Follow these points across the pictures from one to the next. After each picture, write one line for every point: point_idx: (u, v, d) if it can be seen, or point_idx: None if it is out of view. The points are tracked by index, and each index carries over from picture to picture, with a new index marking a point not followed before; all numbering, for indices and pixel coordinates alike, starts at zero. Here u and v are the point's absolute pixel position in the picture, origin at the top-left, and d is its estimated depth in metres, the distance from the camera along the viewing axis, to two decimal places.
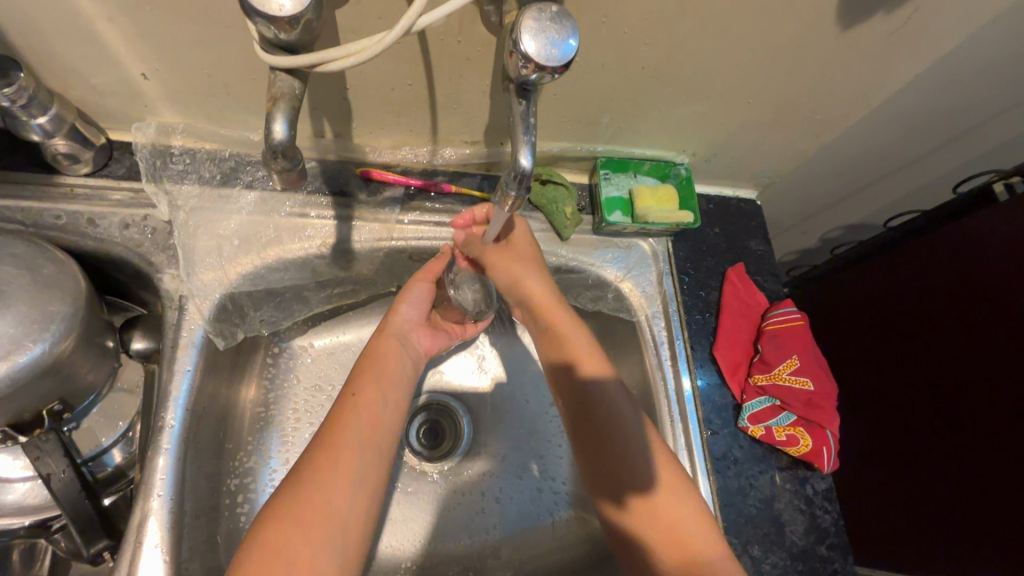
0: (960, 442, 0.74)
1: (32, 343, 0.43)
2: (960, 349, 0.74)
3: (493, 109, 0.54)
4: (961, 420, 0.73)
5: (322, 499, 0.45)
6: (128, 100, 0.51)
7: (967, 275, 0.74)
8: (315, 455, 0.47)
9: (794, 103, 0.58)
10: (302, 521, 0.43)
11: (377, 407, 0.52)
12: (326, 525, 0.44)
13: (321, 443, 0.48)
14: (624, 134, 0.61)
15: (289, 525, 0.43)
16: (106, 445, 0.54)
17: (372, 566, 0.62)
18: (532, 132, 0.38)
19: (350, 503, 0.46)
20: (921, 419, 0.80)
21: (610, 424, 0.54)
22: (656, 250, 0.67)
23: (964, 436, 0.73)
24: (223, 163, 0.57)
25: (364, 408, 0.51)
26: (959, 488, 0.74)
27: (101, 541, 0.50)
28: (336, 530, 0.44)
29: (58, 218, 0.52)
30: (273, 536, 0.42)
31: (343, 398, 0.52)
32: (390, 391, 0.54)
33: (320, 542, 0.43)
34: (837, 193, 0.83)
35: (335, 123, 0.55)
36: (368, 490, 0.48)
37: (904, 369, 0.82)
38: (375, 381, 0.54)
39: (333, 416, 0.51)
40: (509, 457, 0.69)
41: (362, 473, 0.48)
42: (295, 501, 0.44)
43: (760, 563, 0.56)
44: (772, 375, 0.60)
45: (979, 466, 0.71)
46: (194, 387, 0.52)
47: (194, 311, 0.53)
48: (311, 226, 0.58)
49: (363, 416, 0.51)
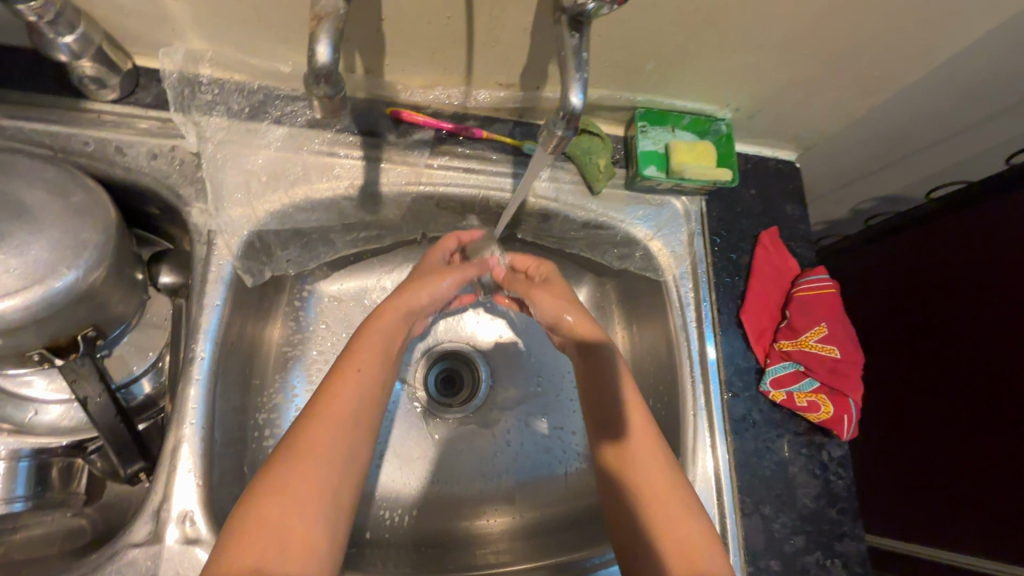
0: (987, 431, 0.73)
1: (66, 268, 0.44)
2: (993, 338, 0.72)
3: (534, 47, 0.51)
4: (985, 411, 0.73)
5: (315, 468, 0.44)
6: (155, 22, 0.48)
7: (1006, 260, 0.70)
8: (310, 421, 0.46)
9: (851, 58, 0.54)
10: (294, 488, 0.43)
11: (375, 382, 0.50)
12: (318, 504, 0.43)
13: (317, 409, 0.47)
14: (667, 83, 0.58)
15: (283, 495, 0.42)
16: (136, 374, 0.56)
17: (372, 500, 0.63)
18: (585, 68, 0.36)
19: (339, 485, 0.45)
20: (946, 402, 0.79)
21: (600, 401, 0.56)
22: (689, 210, 0.65)
23: (986, 423, 0.73)
24: (252, 96, 0.55)
25: (365, 382, 0.49)
26: (975, 473, 0.74)
27: (136, 462, 0.52)
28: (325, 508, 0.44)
29: (87, 145, 0.51)
30: (274, 505, 0.42)
31: (344, 364, 0.50)
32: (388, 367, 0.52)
33: (307, 508, 0.43)
34: (880, 160, 0.79)
35: (368, 58, 0.52)
36: (356, 464, 0.47)
37: (935, 354, 0.80)
38: (377, 354, 0.51)
39: (329, 389, 0.48)
40: (516, 412, 0.70)
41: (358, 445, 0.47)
42: (296, 468, 0.43)
43: (770, 522, 0.57)
44: (798, 341, 0.59)
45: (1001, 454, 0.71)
46: (223, 321, 0.52)
47: (223, 246, 0.53)
48: (339, 164, 0.56)
49: (364, 390, 0.49)
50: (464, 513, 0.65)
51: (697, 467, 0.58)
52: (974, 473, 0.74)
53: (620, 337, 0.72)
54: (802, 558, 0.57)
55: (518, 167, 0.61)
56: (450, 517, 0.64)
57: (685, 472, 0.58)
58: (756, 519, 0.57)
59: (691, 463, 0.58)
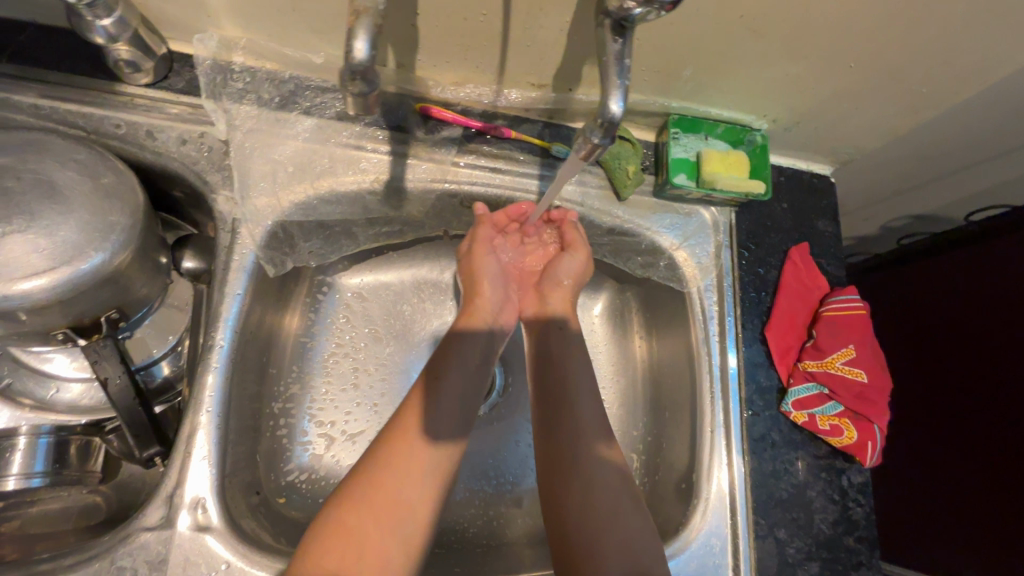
0: (992, 472, 0.71)
1: (92, 251, 0.44)
2: (1009, 374, 0.70)
3: (570, 48, 0.50)
4: (987, 454, 0.72)
5: (390, 488, 0.45)
6: (190, 8, 0.48)
7: (995, 301, 0.73)
8: (387, 444, 0.48)
9: (903, 71, 0.52)
10: (372, 507, 0.44)
11: (453, 404, 0.51)
12: (395, 514, 0.44)
13: (396, 431, 0.48)
14: (704, 90, 0.56)
15: (365, 512, 0.43)
16: (156, 357, 0.56)
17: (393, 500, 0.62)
18: (626, 75, 0.35)
19: (417, 503, 0.45)
20: (959, 436, 0.76)
21: (575, 436, 0.53)
22: (718, 221, 0.64)
23: (998, 456, 0.70)
24: (283, 85, 0.55)
25: (449, 395, 0.51)
26: (991, 515, 0.71)
27: (153, 447, 0.51)
28: (404, 521, 0.44)
29: (119, 127, 0.51)
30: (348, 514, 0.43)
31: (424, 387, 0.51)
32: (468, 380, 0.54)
33: (385, 530, 0.43)
34: (920, 180, 0.76)
35: (401, 52, 0.52)
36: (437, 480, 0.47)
37: (936, 399, 0.79)
38: (459, 368, 0.54)
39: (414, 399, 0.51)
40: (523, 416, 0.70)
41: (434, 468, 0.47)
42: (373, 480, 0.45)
43: (785, 546, 0.56)
44: (824, 363, 0.58)
45: (1010, 494, 0.69)
46: (243, 310, 0.52)
47: (246, 235, 0.53)
48: (366, 158, 0.56)
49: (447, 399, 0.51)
50: (472, 514, 0.64)
51: (712, 484, 0.56)
52: (988, 512, 0.71)
53: (637, 345, 0.70)
54: None
55: (545, 169, 0.60)
56: (460, 518, 0.63)
57: (699, 488, 0.56)
58: (770, 542, 0.56)
59: (704, 481, 0.56)
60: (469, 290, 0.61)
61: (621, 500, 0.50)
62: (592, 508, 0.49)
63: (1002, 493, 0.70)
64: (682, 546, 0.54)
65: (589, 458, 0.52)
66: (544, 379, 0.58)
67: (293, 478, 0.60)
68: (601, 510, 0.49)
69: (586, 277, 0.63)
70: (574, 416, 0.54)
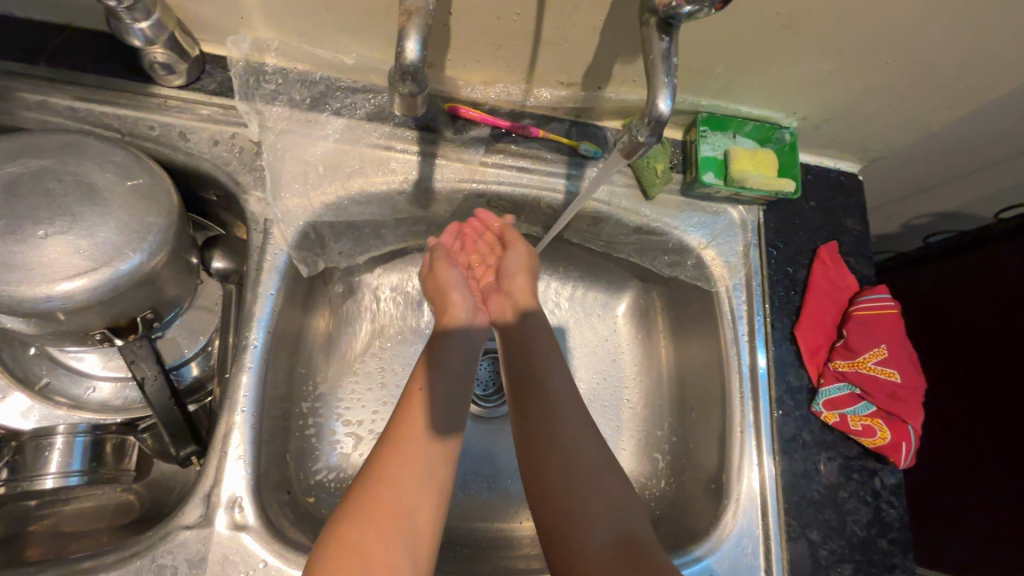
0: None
1: (131, 252, 0.45)
2: None
3: (603, 47, 0.49)
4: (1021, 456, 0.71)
5: (385, 498, 0.44)
6: (226, 10, 0.48)
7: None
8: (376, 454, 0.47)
9: (940, 67, 0.51)
10: (367, 520, 0.43)
11: (436, 410, 0.51)
12: (395, 521, 0.43)
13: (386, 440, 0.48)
14: (736, 88, 0.56)
15: (362, 521, 0.43)
16: (187, 357, 0.57)
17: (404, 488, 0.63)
18: (673, 73, 0.35)
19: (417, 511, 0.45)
20: (990, 437, 0.75)
21: (564, 432, 0.51)
22: (746, 219, 0.64)
23: None
24: (313, 86, 0.55)
25: (434, 403, 0.51)
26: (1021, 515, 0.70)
27: (189, 446, 0.52)
28: (405, 531, 0.43)
29: (152, 129, 0.52)
30: (347, 524, 0.43)
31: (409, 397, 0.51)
32: (453, 387, 0.53)
33: (387, 543, 0.42)
34: (950, 178, 0.75)
35: (432, 52, 0.52)
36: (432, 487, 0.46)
37: (967, 401, 0.78)
38: (440, 377, 0.53)
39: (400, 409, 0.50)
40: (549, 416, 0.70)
41: (428, 475, 0.47)
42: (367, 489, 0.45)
43: (817, 548, 0.55)
44: (855, 363, 0.57)
45: None
46: (276, 310, 0.52)
47: (279, 236, 0.53)
48: (395, 159, 0.56)
49: (435, 405, 0.51)
50: (499, 513, 0.64)
51: (743, 485, 0.56)
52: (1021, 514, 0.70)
53: (662, 344, 0.70)
54: None
55: (572, 168, 0.59)
56: (489, 517, 0.64)
57: (730, 489, 0.56)
58: (802, 544, 0.55)
59: (735, 481, 0.56)
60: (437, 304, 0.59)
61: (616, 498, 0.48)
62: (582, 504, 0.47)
63: None
64: (714, 547, 0.54)
65: (578, 456, 0.50)
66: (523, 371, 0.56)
67: (321, 477, 0.61)
68: (599, 505, 0.47)
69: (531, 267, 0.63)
70: (549, 410, 0.53)
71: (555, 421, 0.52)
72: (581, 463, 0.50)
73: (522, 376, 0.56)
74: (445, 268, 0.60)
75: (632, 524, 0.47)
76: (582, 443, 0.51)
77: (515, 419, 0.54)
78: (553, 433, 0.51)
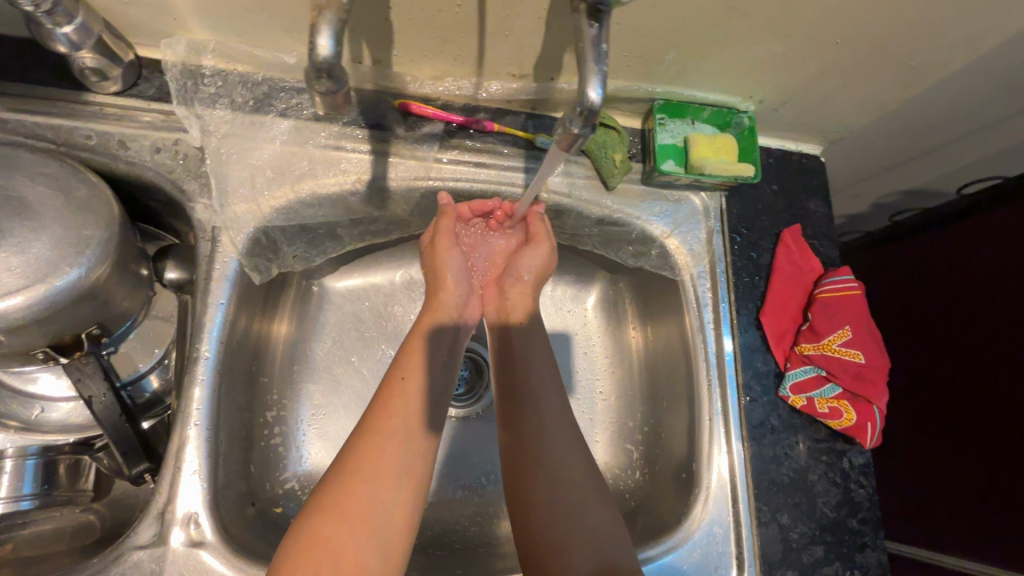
0: (990, 446, 0.71)
1: (68, 267, 0.43)
2: (1009, 349, 0.69)
3: (549, 36, 0.48)
4: (987, 429, 0.72)
5: (360, 494, 0.43)
6: (157, 12, 0.47)
7: (989, 277, 0.72)
8: (353, 449, 0.45)
9: (890, 45, 0.51)
10: (345, 514, 0.41)
11: (419, 405, 0.49)
12: (370, 521, 0.42)
13: (365, 432, 0.46)
14: (689, 74, 0.55)
15: (336, 520, 0.41)
16: (143, 371, 0.55)
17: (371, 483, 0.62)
18: (604, 60, 0.34)
19: (392, 508, 0.43)
20: (954, 411, 0.76)
21: (544, 429, 0.52)
22: (708, 206, 0.63)
23: (997, 432, 0.70)
24: (256, 88, 0.53)
25: (414, 397, 0.49)
26: (987, 487, 0.71)
27: (141, 463, 0.51)
28: (379, 529, 0.42)
29: (89, 138, 0.50)
30: (319, 525, 0.41)
31: (388, 387, 0.49)
32: (435, 381, 0.52)
33: (363, 542, 0.41)
34: (912, 157, 0.75)
35: (375, 48, 0.51)
36: (411, 483, 0.45)
37: (933, 378, 0.79)
38: (425, 370, 0.52)
39: (379, 401, 0.49)
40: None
41: (406, 470, 0.45)
42: (342, 488, 0.43)
43: (788, 531, 0.55)
44: (820, 345, 0.57)
45: (1010, 467, 0.68)
46: (228, 319, 0.51)
47: (228, 243, 0.52)
48: (346, 159, 0.55)
49: (416, 399, 0.49)
50: (473, 512, 0.63)
51: (712, 473, 0.56)
52: (990, 487, 0.71)
53: (632, 334, 0.70)
54: (821, 569, 0.55)
55: (530, 162, 0.59)
56: (461, 516, 0.63)
57: (700, 478, 0.56)
58: (773, 528, 0.55)
59: (705, 469, 0.56)
60: (432, 285, 0.59)
61: (589, 499, 0.49)
62: (559, 506, 0.48)
63: (999, 467, 0.70)
64: (685, 537, 0.54)
65: (557, 454, 0.51)
66: (507, 371, 0.57)
67: (290, 487, 0.60)
68: (573, 502, 0.48)
69: (547, 272, 0.62)
70: (538, 422, 0.52)
71: (535, 420, 0.52)
72: (560, 460, 0.50)
73: (507, 374, 0.56)
74: (446, 248, 0.58)
75: (601, 526, 0.47)
76: (561, 441, 0.51)
77: (500, 423, 0.54)
78: (539, 437, 0.51)
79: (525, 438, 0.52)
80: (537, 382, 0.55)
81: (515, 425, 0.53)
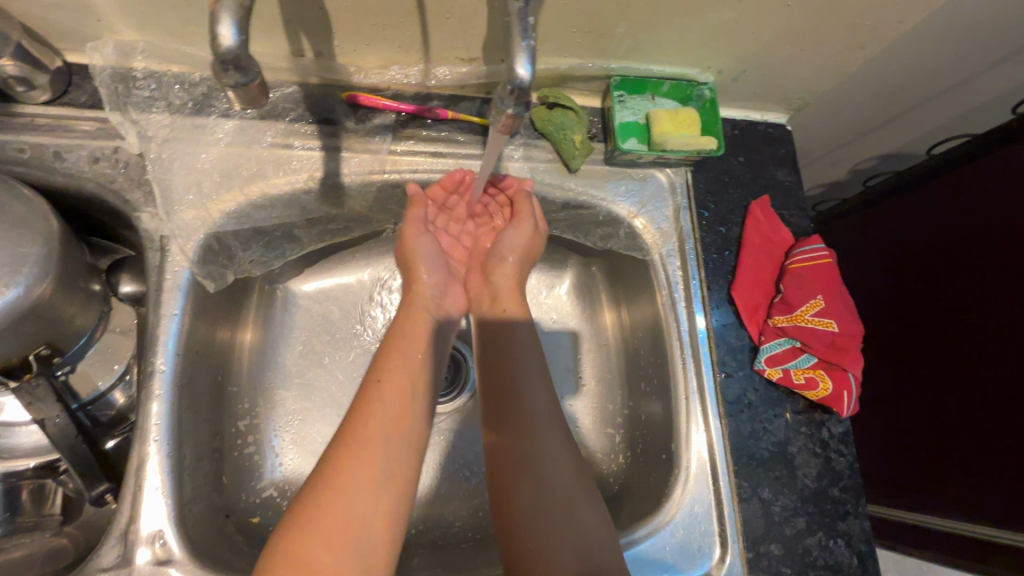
0: (970, 407, 0.71)
1: (5, 287, 0.41)
2: (983, 308, 0.69)
3: (491, 15, 0.47)
4: (965, 390, 0.72)
5: (338, 508, 0.39)
6: (79, 15, 0.45)
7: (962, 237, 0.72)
8: (330, 458, 0.42)
9: (841, 5, 0.49)
10: (321, 533, 0.38)
11: (399, 408, 0.46)
12: (347, 537, 0.38)
13: (338, 441, 0.43)
14: (642, 47, 0.54)
15: (313, 538, 0.37)
16: (104, 389, 0.54)
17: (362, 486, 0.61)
18: (531, 33, 0.33)
19: (372, 519, 0.40)
20: (931, 374, 0.76)
21: (529, 420, 0.52)
22: (674, 182, 0.62)
23: (977, 392, 0.70)
24: (195, 89, 0.51)
25: (393, 401, 0.46)
26: (965, 446, 0.71)
27: (101, 483, 0.49)
28: (358, 543, 0.38)
29: (22, 151, 0.48)
30: (291, 542, 0.37)
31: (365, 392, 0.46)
32: (416, 381, 0.49)
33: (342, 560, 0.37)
34: (879, 121, 0.74)
35: (313, 39, 0.49)
36: (392, 489, 0.42)
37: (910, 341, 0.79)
38: (406, 366, 0.49)
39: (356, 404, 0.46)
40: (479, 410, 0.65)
41: (385, 479, 0.42)
42: (314, 506, 0.39)
43: (769, 505, 0.55)
44: (794, 317, 0.56)
45: (989, 426, 0.69)
46: (184, 330, 0.49)
47: (177, 252, 0.50)
48: (296, 157, 0.53)
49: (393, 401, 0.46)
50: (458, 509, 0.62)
51: (691, 451, 0.55)
52: (968, 446, 0.71)
53: (609, 317, 0.69)
54: (805, 540, 0.55)
55: None
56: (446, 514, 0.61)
57: (679, 459, 0.55)
58: (754, 503, 0.55)
59: (683, 449, 0.55)
60: (406, 276, 0.59)
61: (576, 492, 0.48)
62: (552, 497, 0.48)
63: (979, 426, 0.70)
64: (665, 520, 0.53)
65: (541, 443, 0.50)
66: (495, 365, 0.57)
67: (269, 495, 0.59)
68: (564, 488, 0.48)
69: (531, 250, 0.60)
70: (523, 417, 0.52)
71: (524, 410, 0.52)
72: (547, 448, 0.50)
73: (492, 368, 0.56)
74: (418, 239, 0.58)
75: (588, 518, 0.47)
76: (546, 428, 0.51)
77: (484, 415, 0.55)
78: (527, 428, 0.51)
79: (511, 429, 0.52)
80: (525, 371, 0.55)
81: (502, 414, 0.53)
